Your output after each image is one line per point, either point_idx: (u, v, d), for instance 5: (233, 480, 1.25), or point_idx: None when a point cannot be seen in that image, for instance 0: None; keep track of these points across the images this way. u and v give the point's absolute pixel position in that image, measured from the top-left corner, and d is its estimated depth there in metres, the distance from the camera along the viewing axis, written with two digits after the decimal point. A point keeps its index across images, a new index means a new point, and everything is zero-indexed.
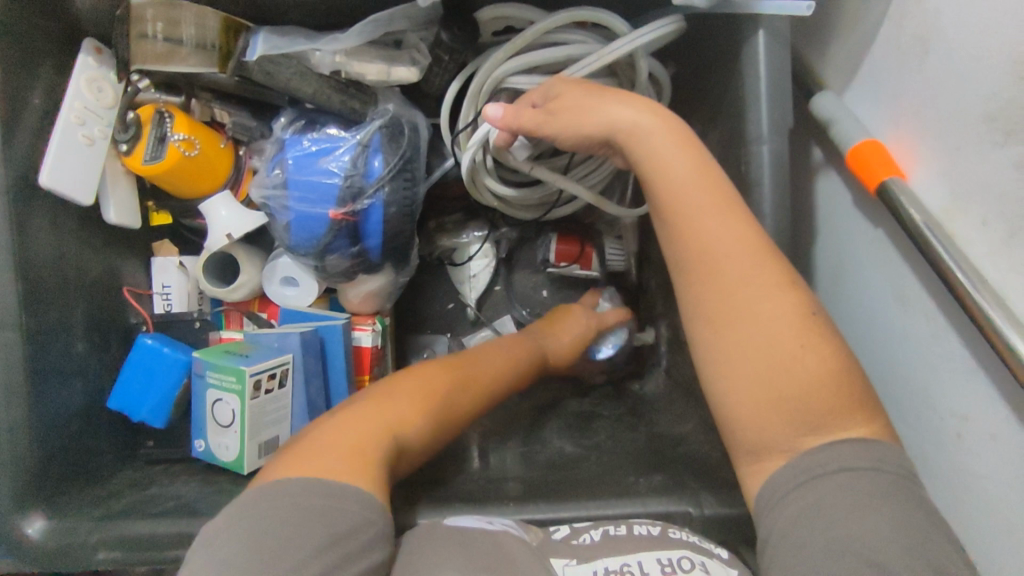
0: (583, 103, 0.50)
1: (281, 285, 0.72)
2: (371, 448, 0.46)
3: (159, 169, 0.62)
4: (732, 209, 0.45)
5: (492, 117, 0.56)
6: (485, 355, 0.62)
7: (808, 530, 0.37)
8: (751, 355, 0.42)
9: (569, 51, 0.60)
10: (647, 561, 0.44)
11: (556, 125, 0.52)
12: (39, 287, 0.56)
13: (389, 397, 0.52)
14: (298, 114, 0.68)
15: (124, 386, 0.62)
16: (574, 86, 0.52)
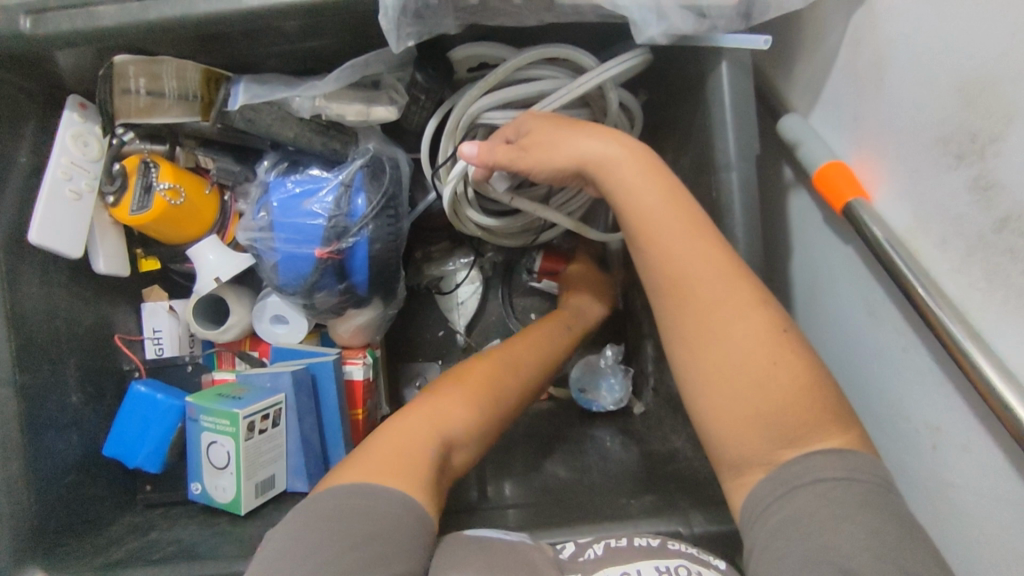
0: (553, 138, 0.52)
1: (270, 323, 0.73)
2: (419, 452, 0.49)
3: (147, 219, 0.63)
4: (702, 234, 0.46)
5: (468, 155, 0.57)
6: (524, 356, 0.65)
7: (787, 542, 0.38)
8: (726, 375, 0.43)
9: (540, 86, 0.62)
10: (646, 570, 0.45)
11: (529, 160, 0.53)
12: (32, 340, 0.57)
13: (437, 407, 0.54)
14: (281, 156, 0.70)
15: (119, 434, 0.62)
16: (545, 121, 0.53)
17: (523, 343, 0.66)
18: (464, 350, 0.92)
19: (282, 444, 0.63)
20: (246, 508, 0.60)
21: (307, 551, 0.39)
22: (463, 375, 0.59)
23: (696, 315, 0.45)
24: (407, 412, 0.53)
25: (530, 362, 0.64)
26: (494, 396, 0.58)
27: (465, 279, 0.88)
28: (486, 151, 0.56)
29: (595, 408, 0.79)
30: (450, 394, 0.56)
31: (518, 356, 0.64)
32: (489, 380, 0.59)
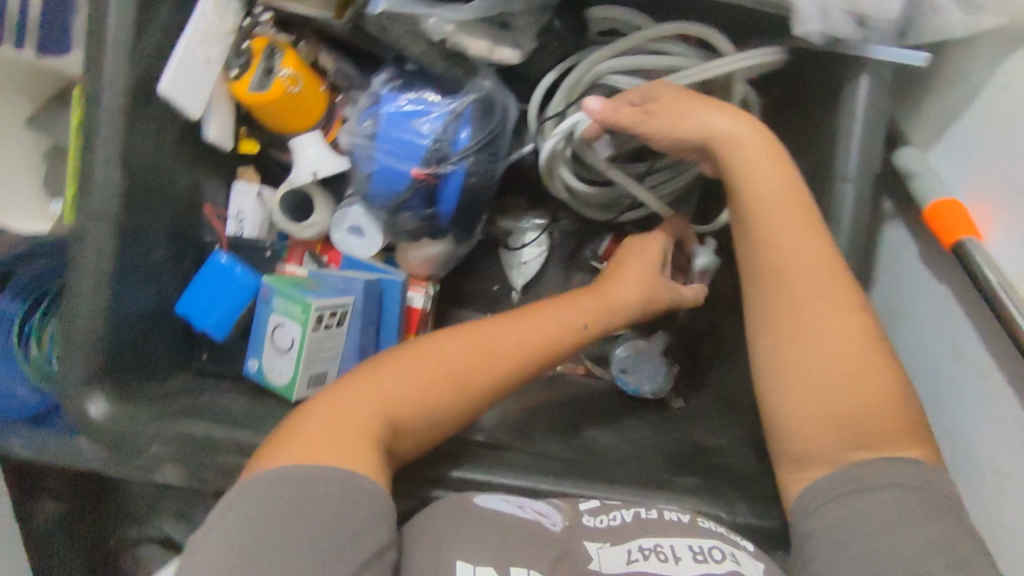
0: (683, 107, 0.51)
1: (347, 233, 0.74)
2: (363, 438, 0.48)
3: (264, 100, 0.65)
4: (817, 228, 0.47)
5: (589, 108, 0.55)
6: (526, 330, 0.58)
7: (849, 540, 0.39)
8: (808, 369, 0.44)
9: (670, 61, 0.61)
10: (679, 546, 0.49)
11: (653, 125, 0.53)
12: (138, 186, 0.58)
13: (383, 389, 0.52)
14: (398, 73, 0.70)
15: (192, 298, 0.64)
16: (678, 91, 0.53)
17: (529, 316, 0.60)
18: (514, 309, 0.93)
19: (342, 345, 0.65)
20: (298, 395, 0.62)
21: (251, 536, 0.41)
22: (427, 350, 0.55)
23: (785, 308, 0.46)
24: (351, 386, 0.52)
25: (515, 345, 0.57)
26: (466, 378, 0.55)
27: (533, 240, 0.89)
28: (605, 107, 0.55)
29: (629, 390, 0.79)
30: (401, 374, 0.54)
31: (507, 333, 0.58)
32: (456, 366, 0.55)
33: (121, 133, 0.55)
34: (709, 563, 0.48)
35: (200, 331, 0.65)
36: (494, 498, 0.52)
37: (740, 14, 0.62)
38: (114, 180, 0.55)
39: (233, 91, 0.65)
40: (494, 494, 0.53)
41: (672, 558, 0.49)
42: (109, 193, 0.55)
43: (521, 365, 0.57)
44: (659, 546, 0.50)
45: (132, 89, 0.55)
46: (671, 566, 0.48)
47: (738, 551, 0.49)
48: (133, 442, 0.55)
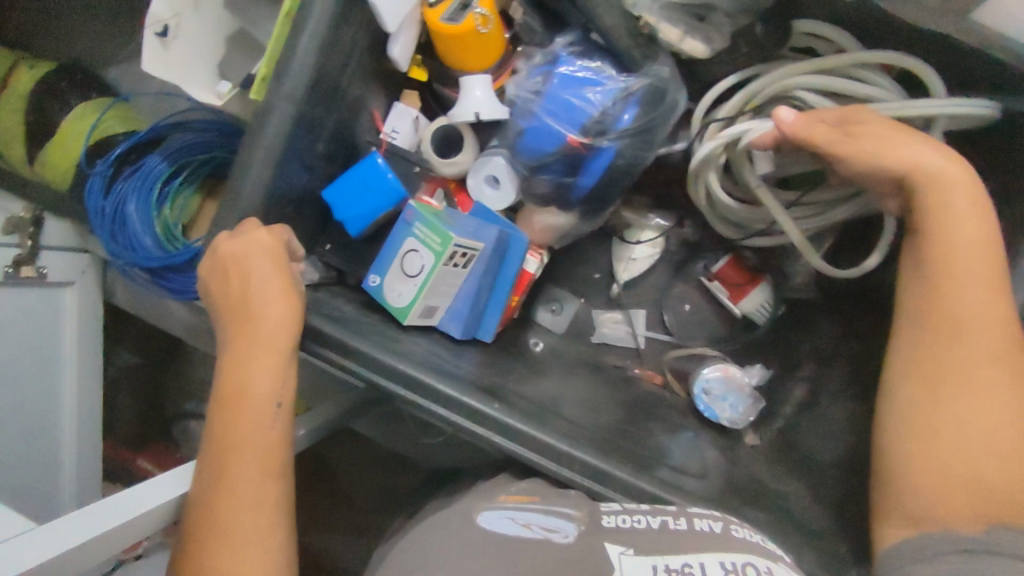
0: (891, 139, 0.52)
1: (482, 182, 0.75)
2: (259, 413, 0.53)
3: (448, 32, 0.66)
4: (999, 291, 0.49)
5: (782, 118, 0.56)
6: (256, 311, 0.54)
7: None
8: (947, 430, 0.48)
9: (870, 91, 0.59)
10: (711, 565, 0.42)
11: (852, 149, 0.53)
12: (322, 80, 0.62)
13: (248, 394, 0.53)
14: (581, 40, 0.70)
15: (340, 190, 0.66)
16: (883, 122, 0.54)
17: (245, 269, 0.56)
18: (608, 301, 0.92)
19: (458, 285, 0.66)
20: (409, 320, 0.64)
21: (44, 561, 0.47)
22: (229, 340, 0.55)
23: (924, 364, 0.50)
24: (224, 377, 0.54)
25: (278, 283, 0.55)
26: (261, 298, 0.55)
27: (649, 240, 0.87)
28: (803, 124, 0.55)
29: (707, 413, 0.75)
30: (258, 362, 0.53)
31: (258, 293, 0.55)
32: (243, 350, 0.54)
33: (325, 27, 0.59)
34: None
35: (339, 221, 0.68)
36: (499, 518, 0.47)
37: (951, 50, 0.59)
38: (306, 67, 0.59)
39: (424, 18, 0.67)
40: (500, 512, 0.47)
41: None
42: (299, 78, 0.59)
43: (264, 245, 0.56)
44: (687, 567, 0.42)
45: None
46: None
47: (776, 566, 0.42)
48: None
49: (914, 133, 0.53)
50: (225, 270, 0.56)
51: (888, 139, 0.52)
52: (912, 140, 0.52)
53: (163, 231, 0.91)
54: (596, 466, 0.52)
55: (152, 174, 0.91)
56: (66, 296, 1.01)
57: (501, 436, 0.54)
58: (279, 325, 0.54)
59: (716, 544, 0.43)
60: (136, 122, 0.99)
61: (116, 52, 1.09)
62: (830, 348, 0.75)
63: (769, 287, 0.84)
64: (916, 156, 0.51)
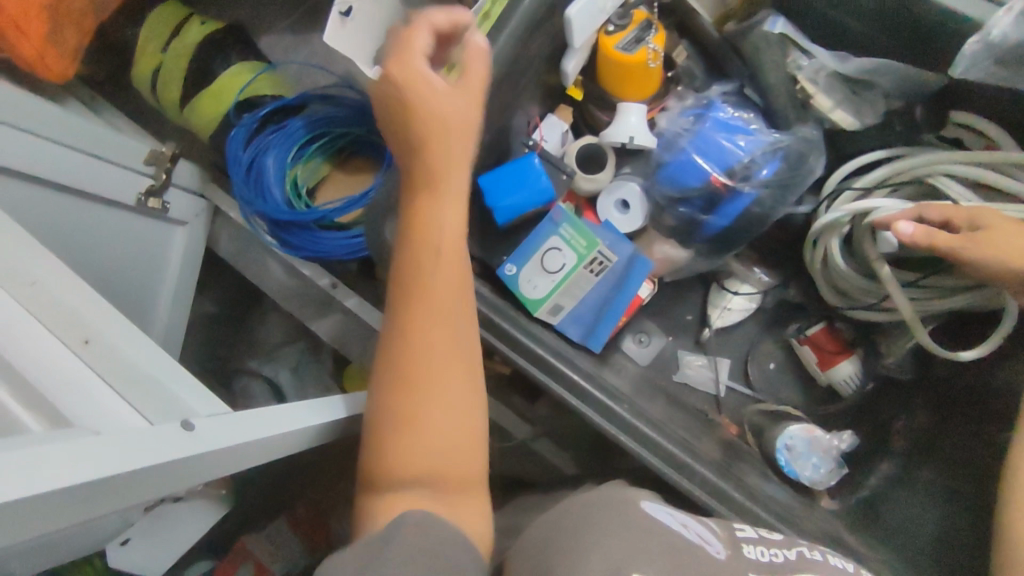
0: (1018, 245, 0.55)
1: (612, 203, 0.78)
2: (449, 306, 0.48)
3: (620, 59, 0.71)
4: None
5: (900, 231, 0.58)
6: (407, 146, 0.49)
7: None
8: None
9: (1021, 190, 0.60)
10: None
11: (975, 253, 0.56)
12: (506, 78, 0.66)
13: (441, 286, 0.47)
14: (735, 92, 0.75)
15: (496, 178, 0.67)
16: (1010, 225, 0.56)
17: (413, 116, 0.48)
18: (695, 345, 0.93)
19: (584, 291, 0.69)
20: (540, 313, 0.68)
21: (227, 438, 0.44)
22: (415, 231, 0.49)
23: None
24: (398, 276, 0.48)
25: (462, 147, 0.49)
26: (420, 140, 0.48)
27: (749, 293, 0.90)
28: (926, 236, 0.57)
29: (788, 469, 0.76)
30: (434, 249, 0.48)
31: (448, 172, 0.48)
32: (416, 252, 0.47)
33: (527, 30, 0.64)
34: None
35: (487, 210, 0.68)
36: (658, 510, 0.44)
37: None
38: (501, 63, 0.64)
39: (599, 42, 0.72)
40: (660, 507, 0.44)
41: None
42: (492, 71, 0.64)
43: (447, 102, 0.48)
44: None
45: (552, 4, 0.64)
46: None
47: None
48: None
49: None
50: (393, 115, 0.49)
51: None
52: None
53: (290, 190, 0.97)
54: (713, 482, 0.55)
55: (294, 136, 0.98)
56: (178, 234, 1.06)
57: (624, 436, 0.57)
58: (428, 175, 0.49)
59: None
60: (281, 87, 1.05)
61: (270, 20, 1.16)
62: (926, 432, 0.76)
63: (860, 360, 0.84)
64: None
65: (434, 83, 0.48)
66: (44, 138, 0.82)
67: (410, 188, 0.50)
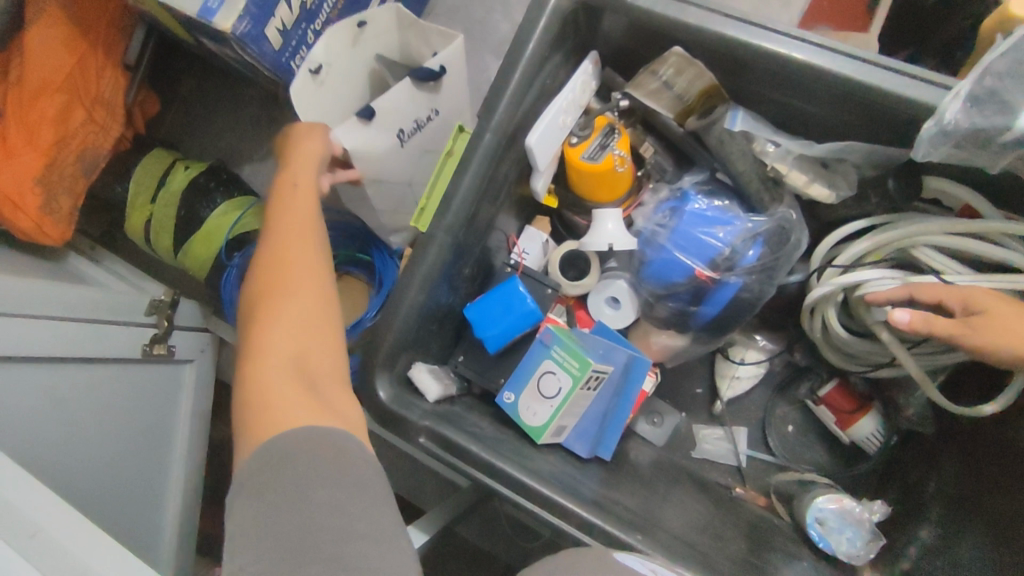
0: (1014, 323, 0.54)
1: (604, 302, 0.79)
2: (319, 323, 0.52)
3: (588, 169, 0.73)
4: None
5: (899, 319, 0.58)
6: (283, 206, 0.58)
7: None
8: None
9: (1006, 257, 0.59)
10: None
11: (974, 337, 0.55)
12: (478, 212, 0.68)
13: (309, 304, 0.53)
14: (707, 180, 0.75)
15: (481, 309, 0.71)
16: (1003, 303, 0.56)
17: (278, 200, 0.59)
18: (709, 417, 0.93)
19: (585, 407, 0.69)
20: (543, 440, 0.67)
21: None
22: (272, 267, 0.55)
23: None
24: (262, 302, 0.53)
25: (313, 206, 0.59)
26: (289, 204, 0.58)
27: (755, 360, 0.89)
28: (923, 323, 0.57)
29: (821, 544, 0.74)
30: (299, 267, 0.55)
31: (299, 209, 0.58)
32: (290, 252, 0.55)
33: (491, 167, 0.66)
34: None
35: (478, 338, 0.72)
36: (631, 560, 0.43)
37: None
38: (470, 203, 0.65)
39: (565, 154, 0.74)
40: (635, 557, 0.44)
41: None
42: (463, 212, 0.65)
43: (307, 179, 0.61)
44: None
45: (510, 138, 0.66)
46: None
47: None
48: (403, 424, 0.63)
49: None
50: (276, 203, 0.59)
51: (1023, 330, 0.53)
52: None
53: None
54: None
55: None
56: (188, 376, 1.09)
57: None
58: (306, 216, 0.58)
59: None
60: None
61: (252, 153, 1.20)
62: (951, 490, 0.72)
63: (880, 415, 0.84)
64: None
65: (309, 150, 0.63)
66: (39, 317, 0.77)
67: (264, 250, 0.56)
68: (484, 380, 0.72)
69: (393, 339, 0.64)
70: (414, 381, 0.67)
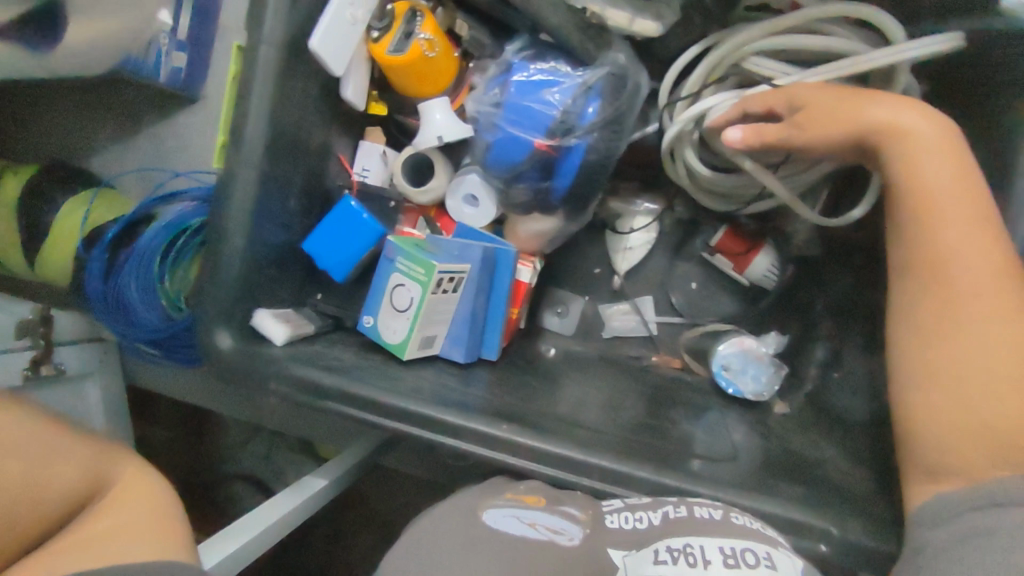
0: (835, 108, 0.52)
1: (461, 202, 0.74)
2: None
3: (399, 62, 0.66)
4: (991, 229, 0.46)
5: (731, 139, 0.58)
6: None
7: (973, 549, 0.40)
8: (987, 384, 0.44)
9: (830, 44, 0.57)
10: (710, 548, 0.43)
11: (803, 137, 0.55)
12: (282, 137, 0.61)
13: None
14: (531, 43, 0.69)
15: (319, 239, 0.67)
16: (824, 92, 0.54)
17: None
18: (614, 294, 0.90)
19: (452, 310, 0.67)
20: (408, 355, 0.64)
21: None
22: None
23: (956, 317, 0.46)
24: None
25: None
26: None
27: (643, 226, 0.86)
28: (754, 135, 0.57)
29: (730, 389, 0.73)
30: None
31: None
32: None
33: (277, 83, 0.59)
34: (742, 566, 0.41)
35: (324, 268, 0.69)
36: (505, 516, 0.48)
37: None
38: (265, 128, 0.58)
39: (372, 53, 0.67)
40: (506, 510, 0.48)
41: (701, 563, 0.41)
42: (259, 141, 0.58)
43: None
44: (688, 547, 0.43)
45: (290, 45, 0.59)
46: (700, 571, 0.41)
47: (773, 551, 0.42)
48: (255, 377, 0.59)
49: (864, 93, 0.52)
50: None
51: (840, 113, 0.52)
52: (867, 101, 0.51)
53: (169, 304, 0.93)
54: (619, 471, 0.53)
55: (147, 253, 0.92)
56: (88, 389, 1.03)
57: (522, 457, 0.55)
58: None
59: (720, 528, 0.45)
60: (119, 207, 0.99)
61: (94, 142, 1.10)
62: (843, 301, 0.74)
63: (772, 251, 0.81)
64: (877, 112, 0.51)
65: None
66: None
67: None
68: (348, 311, 0.71)
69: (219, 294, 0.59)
70: (259, 330, 0.62)
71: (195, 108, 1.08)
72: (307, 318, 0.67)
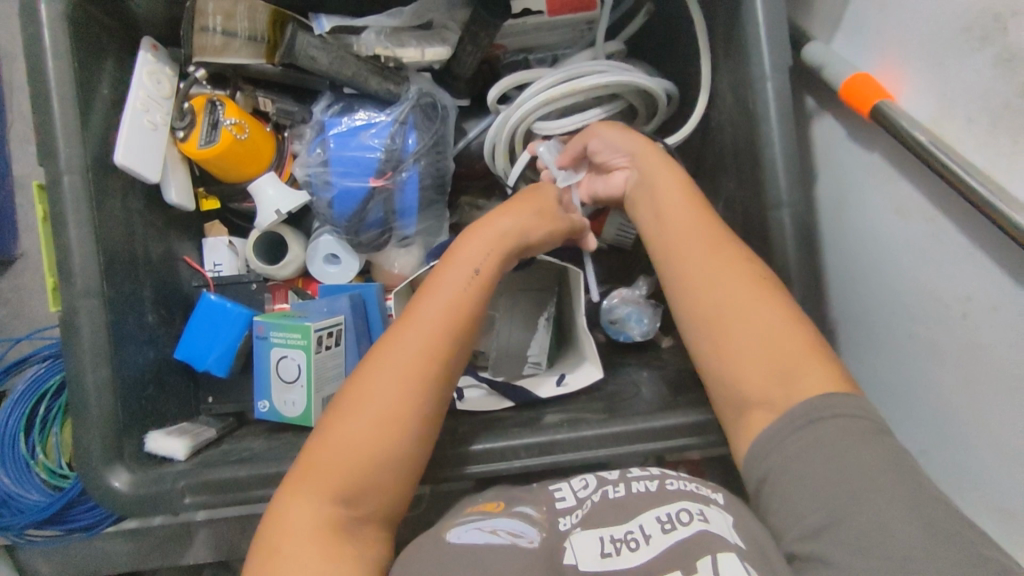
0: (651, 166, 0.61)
1: (324, 262, 0.75)
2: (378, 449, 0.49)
3: (213, 153, 0.67)
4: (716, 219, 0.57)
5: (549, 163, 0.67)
6: None
7: (808, 464, 0.46)
8: (736, 340, 0.52)
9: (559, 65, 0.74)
10: (648, 522, 0.48)
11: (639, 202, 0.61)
12: (115, 259, 0.60)
13: None
14: (336, 98, 0.72)
15: (189, 343, 0.66)
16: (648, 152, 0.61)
17: None
18: None
19: (344, 363, 0.68)
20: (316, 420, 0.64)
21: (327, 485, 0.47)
22: None
23: (685, 261, 0.56)
24: None
25: None
26: None
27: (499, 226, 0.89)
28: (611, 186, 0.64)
29: (623, 338, 0.74)
30: None
31: None
32: None
33: (88, 206, 0.57)
34: (677, 528, 0.47)
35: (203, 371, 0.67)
36: (468, 531, 0.48)
37: (674, 54, 0.74)
38: (91, 254, 0.56)
39: (184, 152, 0.68)
40: (468, 525, 0.49)
41: (642, 541, 0.47)
42: (89, 268, 0.56)
43: None
44: (629, 534, 0.48)
45: (91, 167, 0.57)
46: (643, 550, 0.46)
47: (705, 507, 0.48)
48: (164, 502, 0.56)
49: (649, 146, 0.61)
50: None
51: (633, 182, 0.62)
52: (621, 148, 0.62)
53: (48, 478, 0.83)
54: (537, 442, 0.56)
55: (9, 432, 0.84)
56: None
57: (443, 469, 0.56)
58: None
59: (655, 500, 0.50)
60: None
61: None
62: None
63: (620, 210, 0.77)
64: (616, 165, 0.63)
65: None
66: None
67: None
68: (245, 403, 0.69)
69: (97, 434, 0.55)
70: (155, 452, 0.59)
71: (19, 266, 1.02)
72: (205, 424, 0.66)
